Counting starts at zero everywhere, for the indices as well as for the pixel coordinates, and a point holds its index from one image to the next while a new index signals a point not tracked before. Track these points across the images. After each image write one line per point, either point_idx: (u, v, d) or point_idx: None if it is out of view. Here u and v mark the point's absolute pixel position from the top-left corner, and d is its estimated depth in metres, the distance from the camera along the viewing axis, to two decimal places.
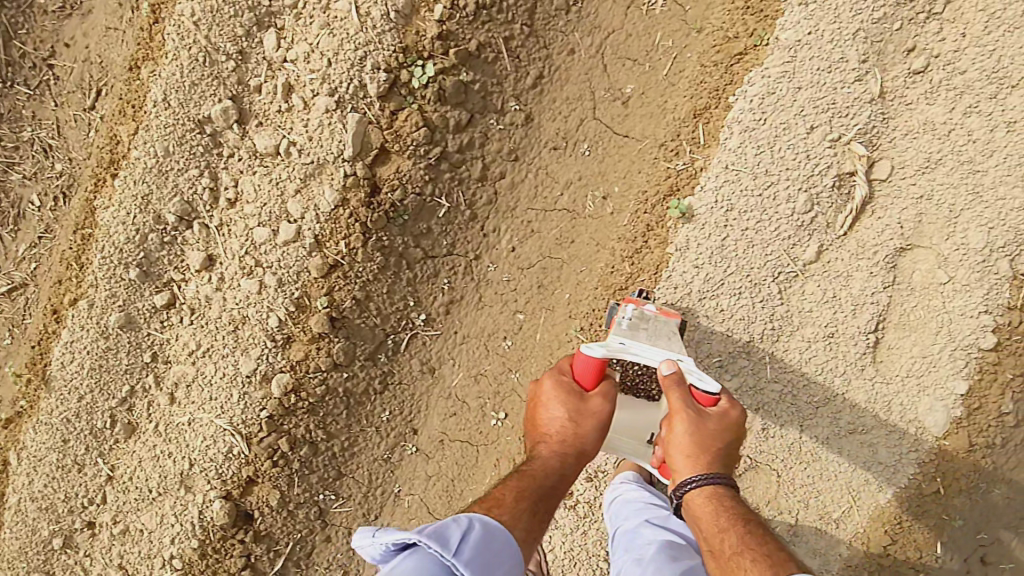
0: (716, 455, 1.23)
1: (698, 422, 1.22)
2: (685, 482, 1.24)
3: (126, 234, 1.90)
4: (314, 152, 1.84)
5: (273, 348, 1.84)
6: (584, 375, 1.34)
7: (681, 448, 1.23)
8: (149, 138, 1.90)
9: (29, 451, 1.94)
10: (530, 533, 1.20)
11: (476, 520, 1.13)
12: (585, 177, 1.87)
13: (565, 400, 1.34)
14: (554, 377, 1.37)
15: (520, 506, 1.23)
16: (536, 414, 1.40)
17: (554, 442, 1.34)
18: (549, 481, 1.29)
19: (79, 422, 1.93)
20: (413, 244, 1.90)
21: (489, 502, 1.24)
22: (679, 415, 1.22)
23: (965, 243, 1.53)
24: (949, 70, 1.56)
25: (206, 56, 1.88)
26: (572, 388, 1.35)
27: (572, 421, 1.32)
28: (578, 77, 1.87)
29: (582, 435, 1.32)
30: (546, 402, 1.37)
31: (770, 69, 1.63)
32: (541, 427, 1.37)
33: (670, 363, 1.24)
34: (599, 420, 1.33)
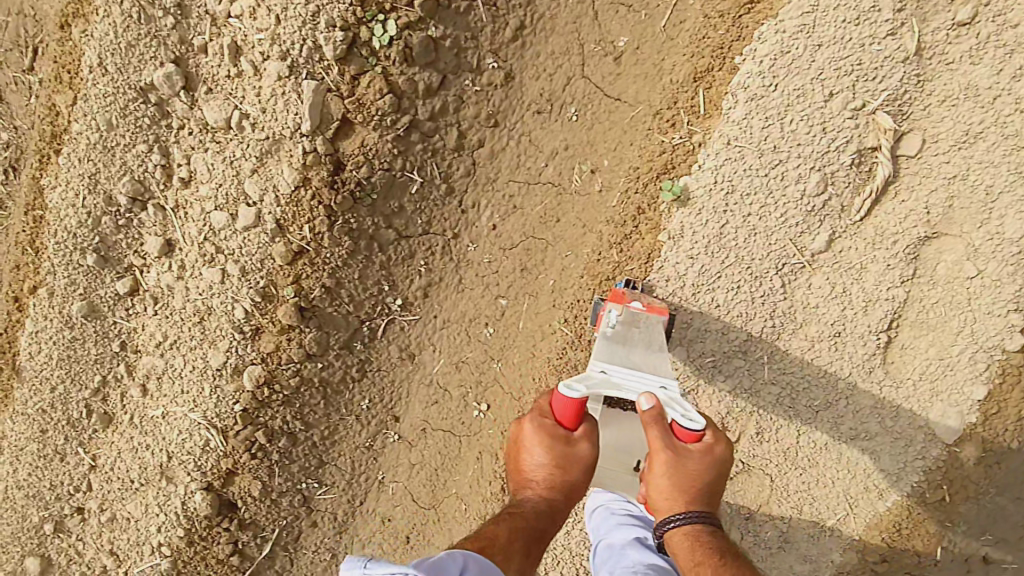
0: (699, 493, 1.05)
1: (679, 464, 1.03)
2: (665, 519, 1.07)
3: (78, 218, 1.72)
4: (268, 126, 1.65)
5: (243, 340, 1.69)
6: (568, 419, 1.10)
7: (660, 489, 1.05)
8: (89, 109, 1.70)
9: (9, 441, 1.77)
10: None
11: (468, 557, 0.94)
12: (572, 146, 1.65)
13: (549, 447, 1.10)
14: (534, 420, 1.12)
15: (514, 548, 1.04)
16: (516, 455, 1.18)
17: (540, 487, 1.13)
18: (541, 525, 1.10)
19: (55, 412, 1.77)
20: (384, 225, 1.72)
21: (478, 542, 1.05)
22: (658, 458, 1.02)
23: (1000, 232, 1.34)
24: (1000, 23, 1.32)
25: (142, 12, 1.64)
26: (556, 433, 1.10)
27: (560, 468, 1.10)
28: (565, 26, 1.62)
29: (572, 481, 1.11)
30: (528, 445, 1.13)
31: (786, 22, 1.41)
32: (523, 470, 1.15)
33: (649, 397, 1.04)
34: (590, 466, 1.11)
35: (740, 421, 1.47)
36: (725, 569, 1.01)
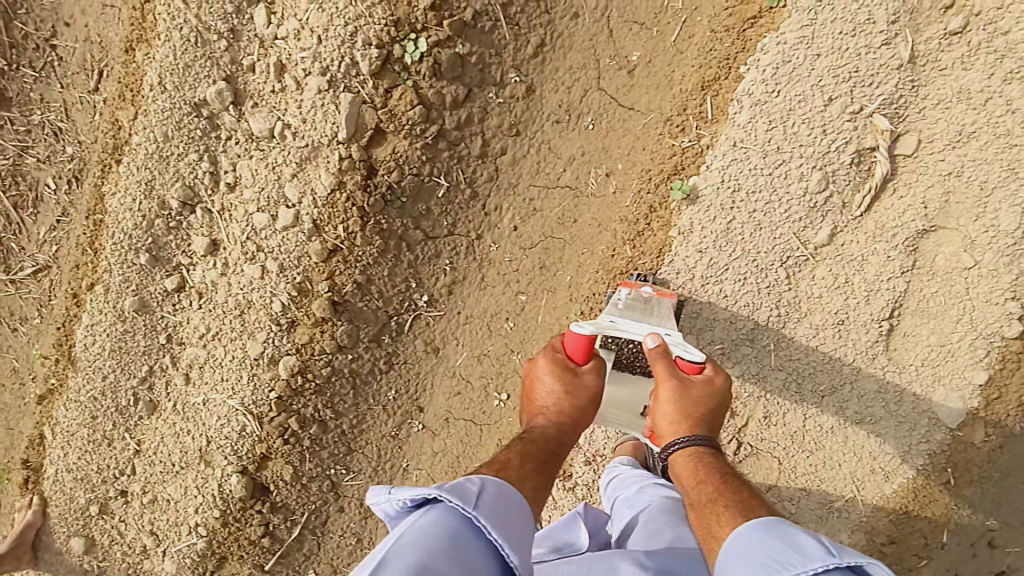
0: (701, 419, 1.17)
1: (682, 390, 1.16)
2: (670, 443, 1.18)
3: (134, 221, 1.87)
4: (308, 135, 1.79)
5: (280, 331, 1.81)
6: (577, 351, 1.24)
7: (666, 415, 1.17)
8: (147, 123, 1.87)
9: (62, 427, 1.95)
10: (536, 493, 1.08)
11: (489, 480, 1.00)
12: (588, 153, 1.78)
13: (558, 373, 1.24)
14: (546, 353, 1.27)
15: (526, 468, 1.11)
16: (529, 389, 1.30)
17: (550, 413, 1.24)
18: (550, 447, 1.18)
19: (105, 400, 1.93)
20: (412, 226, 1.84)
21: (495, 465, 1.11)
22: (664, 384, 1.16)
23: (994, 224, 1.41)
24: (990, 31, 1.40)
25: (198, 36, 1.82)
26: (565, 362, 1.25)
27: (567, 393, 1.23)
28: (582, 43, 1.76)
29: (578, 407, 1.23)
30: (539, 375, 1.27)
31: (786, 34, 1.51)
32: (534, 401, 1.27)
33: (655, 336, 1.17)
34: (595, 393, 1.24)
35: (749, 404, 1.57)
36: (724, 484, 1.09)
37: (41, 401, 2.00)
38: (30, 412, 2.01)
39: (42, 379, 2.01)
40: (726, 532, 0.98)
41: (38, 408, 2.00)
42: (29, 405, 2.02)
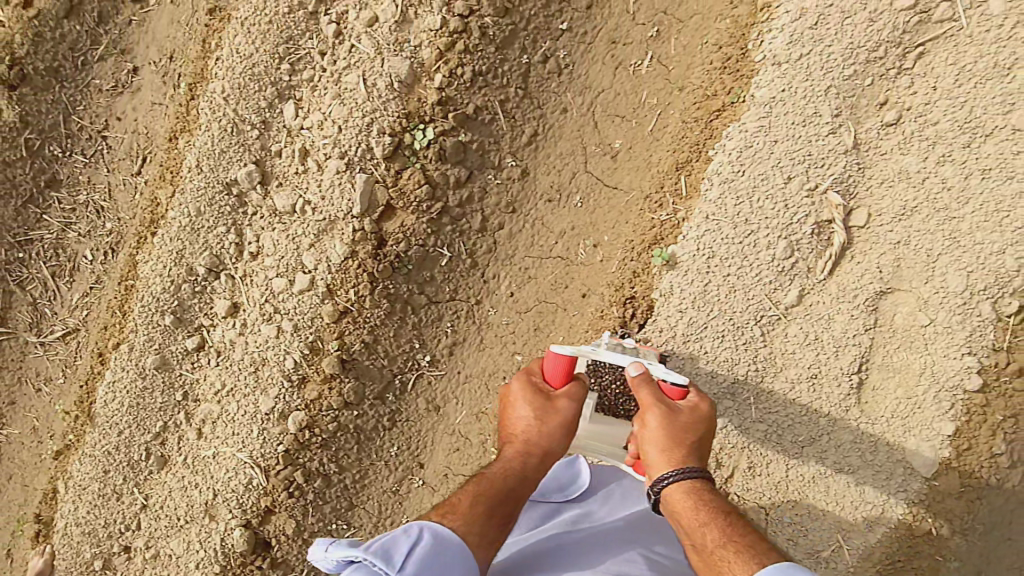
0: (690, 449, 1.29)
1: (667, 415, 1.31)
2: (662, 477, 1.27)
3: (163, 285, 2.13)
4: (325, 210, 2.02)
5: (290, 388, 2.03)
6: (555, 375, 1.46)
7: (655, 443, 1.30)
8: (183, 200, 2.12)
9: (76, 480, 2.19)
10: (483, 538, 1.15)
11: (424, 534, 1.06)
12: (578, 227, 1.99)
13: (531, 400, 1.43)
14: (522, 380, 1.47)
15: (478, 508, 1.21)
16: (505, 419, 1.47)
17: (518, 441, 1.40)
18: (509, 484, 1.31)
19: (118, 454, 2.17)
20: (417, 291, 2.05)
21: (443, 509, 1.22)
22: (650, 408, 1.32)
23: (944, 286, 1.55)
24: (922, 122, 1.59)
25: (234, 126, 2.09)
26: (540, 389, 1.45)
27: (537, 419, 1.40)
28: (571, 133, 2.01)
29: (546, 435, 1.39)
30: (515, 402, 1.45)
31: (746, 124, 1.71)
32: (508, 428, 1.44)
33: (637, 364, 1.37)
34: (565, 420, 1.41)
35: (733, 455, 1.68)
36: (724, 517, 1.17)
37: (56, 457, 2.27)
38: (48, 466, 2.28)
39: (61, 436, 2.28)
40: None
41: (54, 463, 2.27)
42: (47, 460, 2.28)
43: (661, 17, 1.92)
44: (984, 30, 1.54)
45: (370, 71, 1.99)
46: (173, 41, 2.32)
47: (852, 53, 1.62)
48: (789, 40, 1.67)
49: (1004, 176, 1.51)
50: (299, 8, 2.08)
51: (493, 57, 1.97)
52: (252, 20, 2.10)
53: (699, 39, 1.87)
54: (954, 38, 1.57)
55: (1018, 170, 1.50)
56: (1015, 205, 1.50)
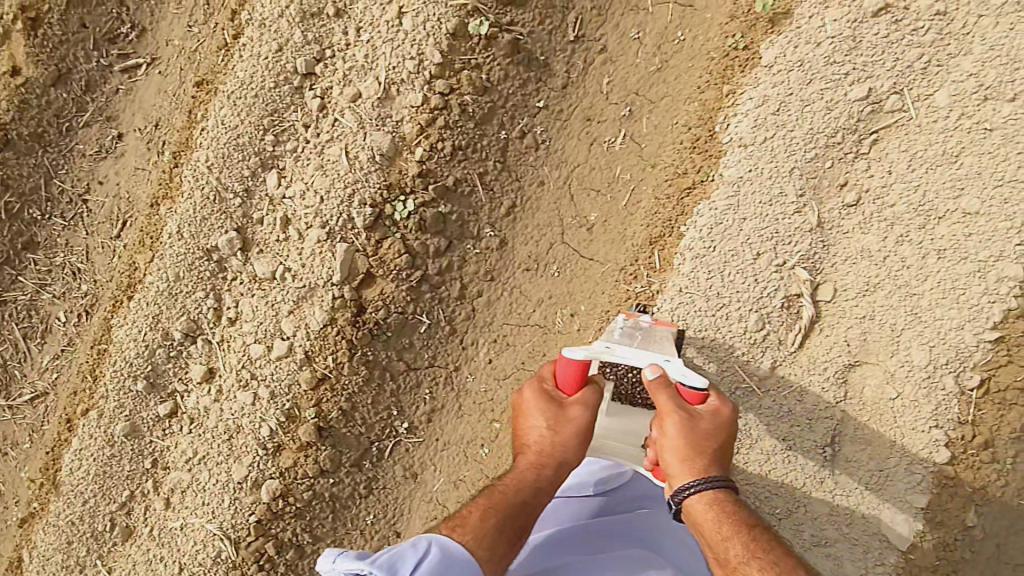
0: (709, 455, 1.35)
1: (687, 426, 1.33)
2: (684, 487, 1.35)
3: (137, 349, 2.11)
4: (305, 278, 2.02)
5: (265, 456, 1.99)
6: (567, 383, 1.46)
7: (675, 453, 1.35)
8: (162, 265, 2.13)
9: (38, 550, 2.14)
10: (492, 552, 1.26)
11: (433, 544, 1.17)
12: (555, 296, 2.03)
13: (545, 409, 1.47)
14: (535, 388, 1.49)
15: (486, 524, 1.31)
16: (519, 425, 1.53)
17: (532, 452, 1.47)
18: (521, 499, 1.40)
19: (82, 525, 2.12)
20: (396, 358, 2.04)
21: (455, 522, 1.34)
22: (671, 419, 1.34)
23: (909, 360, 1.59)
24: (879, 204, 1.68)
25: (217, 195, 2.13)
26: (553, 397, 1.47)
27: (551, 430, 1.44)
28: (548, 206, 2.08)
29: (560, 446, 1.45)
30: (528, 411, 1.49)
31: (716, 202, 1.77)
32: (522, 437, 1.49)
33: (655, 368, 1.35)
34: (579, 428, 1.44)
35: None
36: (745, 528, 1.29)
37: (20, 525, 2.22)
38: (11, 534, 2.23)
39: (26, 503, 2.23)
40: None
41: (18, 532, 2.22)
42: (11, 528, 2.23)
43: (633, 98, 2.04)
44: (932, 120, 1.68)
45: (352, 145, 2.05)
46: (160, 110, 2.37)
47: (813, 138, 1.73)
48: (753, 125, 1.77)
49: (957, 256, 1.60)
50: (285, 83, 2.15)
51: (472, 132, 2.06)
52: (238, 93, 2.16)
53: (669, 121, 1.97)
54: (904, 127, 1.70)
55: (969, 251, 1.59)
56: (969, 283, 1.58)
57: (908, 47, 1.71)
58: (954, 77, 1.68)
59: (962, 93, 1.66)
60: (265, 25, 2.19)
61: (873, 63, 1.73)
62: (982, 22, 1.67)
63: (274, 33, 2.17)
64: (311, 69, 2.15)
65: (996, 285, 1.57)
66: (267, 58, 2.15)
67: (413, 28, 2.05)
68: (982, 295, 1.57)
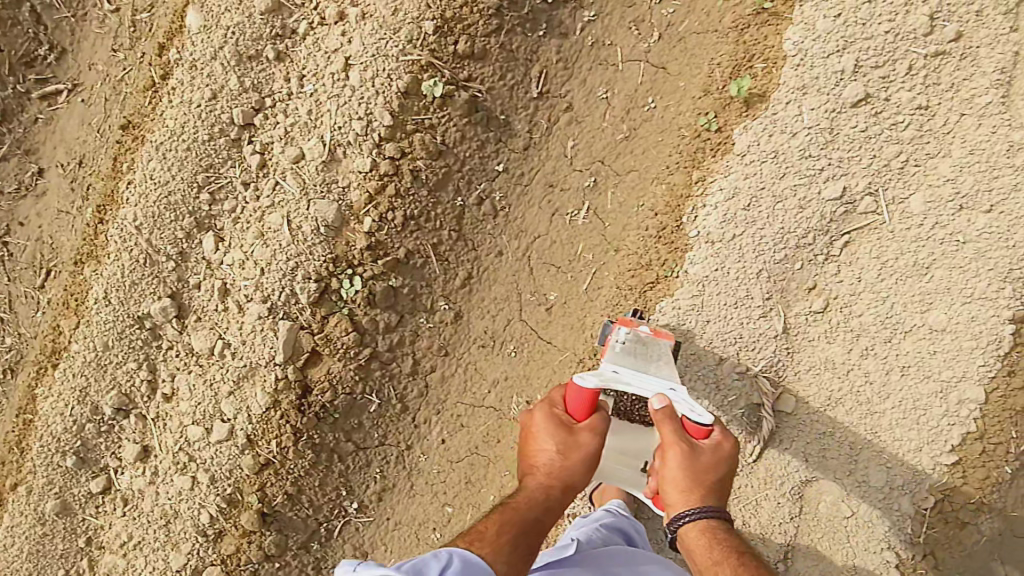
0: (708, 486, 1.34)
1: (688, 457, 1.32)
2: (680, 515, 1.34)
3: (64, 424, 1.93)
4: (246, 356, 1.87)
5: (205, 542, 1.86)
6: (578, 408, 1.43)
7: (674, 483, 1.34)
8: (89, 332, 1.94)
9: None
10: (510, 565, 1.22)
11: (453, 555, 1.15)
12: (511, 378, 1.94)
13: (555, 433, 1.42)
14: (546, 410, 1.45)
15: (501, 541, 1.26)
16: (527, 444, 1.48)
17: (541, 473, 1.42)
18: (533, 516, 1.35)
19: None
20: (344, 438, 1.92)
21: (470, 537, 1.29)
22: (672, 451, 1.32)
23: (865, 480, 1.58)
24: (847, 313, 1.63)
25: (147, 257, 1.93)
26: (562, 421, 1.43)
27: (561, 453, 1.41)
28: (506, 277, 1.96)
29: (571, 467, 1.41)
30: (538, 433, 1.45)
31: (680, 301, 1.70)
32: (531, 457, 1.45)
33: (660, 398, 1.32)
34: (589, 452, 1.41)
35: None
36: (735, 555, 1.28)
37: None
38: None
39: None
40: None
41: None
42: None
43: (598, 166, 1.91)
44: (906, 227, 1.61)
45: (295, 212, 1.88)
46: (83, 146, 2.15)
47: (782, 238, 1.64)
48: (722, 220, 1.68)
49: (921, 374, 1.57)
50: (220, 135, 1.94)
51: (425, 202, 1.91)
52: (168, 145, 1.95)
53: (634, 201, 1.86)
54: (877, 231, 1.63)
55: (933, 369, 1.57)
56: (930, 404, 1.56)
57: (885, 144, 1.63)
58: (931, 181, 1.61)
59: (938, 199, 1.60)
60: (197, 66, 1.97)
61: (850, 159, 1.64)
62: (964, 122, 1.60)
63: (206, 78, 1.95)
64: (250, 120, 1.95)
65: (957, 407, 1.56)
66: (199, 106, 1.94)
67: (361, 83, 1.86)
68: (943, 417, 1.56)
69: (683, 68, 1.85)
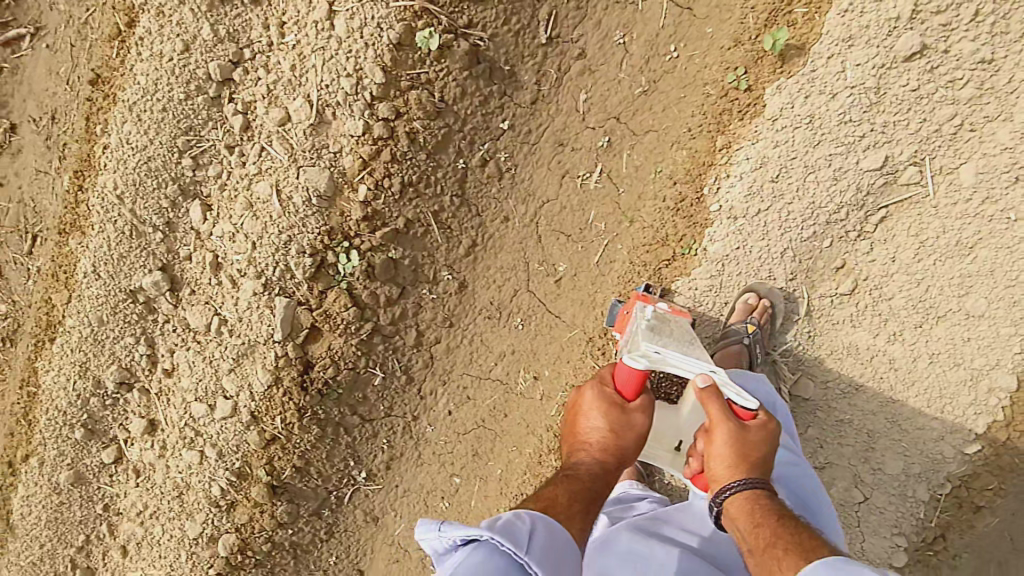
0: (758, 462, 1.18)
1: (737, 432, 1.17)
2: (725, 490, 1.18)
3: (68, 398, 1.91)
4: (244, 333, 1.81)
5: (218, 512, 1.88)
6: (627, 386, 1.29)
7: (721, 456, 1.19)
8: (82, 307, 1.88)
9: None
10: (584, 533, 1.11)
11: (537, 519, 1.03)
12: (518, 351, 1.87)
13: (606, 411, 1.29)
14: (595, 388, 1.32)
15: (573, 508, 1.14)
16: (573, 423, 1.36)
17: (593, 450, 1.29)
18: (594, 488, 1.23)
19: (42, 566, 2.00)
20: (349, 412, 1.89)
21: (542, 502, 1.15)
22: (718, 425, 1.18)
23: (881, 468, 1.56)
24: (876, 295, 1.54)
25: (133, 229, 1.82)
26: (613, 400, 1.30)
27: (614, 432, 1.28)
28: (513, 244, 1.83)
29: (624, 447, 1.28)
30: (586, 410, 1.32)
31: (697, 280, 1.64)
32: (580, 435, 1.32)
33: (705, 376, 1.17)
34: (641, 433, 1.29)
35: None
36: (783, 527, 1.08)
37: None
38: None
39: None
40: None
41: None
42: None
43: (612, 124, 1.73)
44: (951, 202, 1.47)
45: (284, 181, 1.74)
46: (54, 99, 1.97)
47: (812, 215, 1.53)
48: (747, 193, 1.57)
49: (949, 362, 1.49)
50: (197, 92, 1.76)
51: (424, 165, 1.74)
52: (142, 105, 1.78)
53: (652, 164, 1.71)
54: (918, 206, 1.50)
55: (964, 357, 1.48)
56: (957, 393, 1.49)
57: (940, 104, 1.43)
58: (985, 148, 1.42)
59: (993, 169, 1.42)
60: (165, 14, 1.76)
61: (896, 123, 1.45)
62: None
63: (177, 27, 1.75)
64: (228, 75, 1.76)
65: (986, 396, 1.47)
66: (171, 60, 1.75)
67: (348, 33, 1.66)
68: (969, 406, 1.48)
69: (710, 10, 1.62)
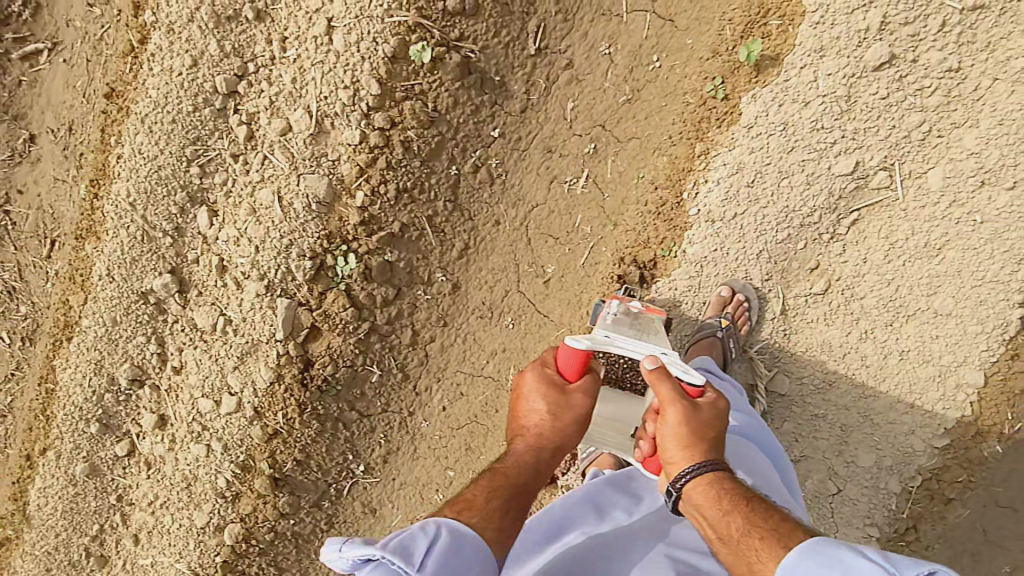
0: (712, 443, 1.20)
1: (691, 412, 1.19)
2: (682, 474, 1.18)
3: (84, 394, 2.01)
4: (248, 332, 1.90)
5: (224, 502, 1.98)
6: (568, 368, 1.31)
7: (676, 440, 1.19)
8: (97, 308, 1.98)
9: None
10: (501, 531, 1.10)
11: (442, 526, 1.01)
12: (509, 349, 1.95)
13: (546, 393, 1.30)
14: (535, 370, 1.33)
15: (491, 506, 1.13)
16: (514, 408, 1.35)
17: (529, 436, 1.29)
18: (523, 479, 1.22)
19: (59, 553, 2.11)
20: (348, 408, 1.97)
21: (460, 504, 1.14)
22: (670, 406, 1.19)
23: (854, 461, 1.63)
24: (849, 294, 1.60)
25: (144, 234, 1.92)
26: (552, 382, 1.31)
27: (552, 415, 1.28)
28: (503, 247, 1.91)
29: (561, 430, 1.28)
30: (526, 393, 1.33)
31: (676, 281, 1.73)
32: (519, 420, 1.32)
33: (651, 357, 1.23)
34: (581, 414, 1.29)
35: None
36: (751, 509, 1.10)
37: None
38: None
39: None
40: (769, 568, 0.98)
41: None
42: None
43: (598, 131, 1.81)
44: (920, 205, 1.53)
45: (286, 188, 1.83)
46: (71, 111, 2.08)
47: (786, 218, 1.60)
48: (724, 197, 1.64)
49: (919, 358, 1.56)
50: (204, 105, 1.86)
51: (419, 171, 1.83)
52: (152, 117, 1.88)
53: (635, 170, 1.79)
54: (888, 209, 1.56)
55: (933, 354, 1.55)
56: (926, 388, 1.56)
57: (908, 111, 1.49)
58: (953, 154, 1.48)
59: (959, 174, 1.48)
60: (174, 31, 1.86)
61: (866, 130, 1.52)
62: (996, 88, 1.43)
63: (185, 43, 1.85)
64: (234, 88, 1.86)
65: (954, 392, 1.55)
66: (180, 74, 1.85)
67: (345, 48, 1.74)
68: (938, 401, 1.56)
69: (691, 23, 1.69)
